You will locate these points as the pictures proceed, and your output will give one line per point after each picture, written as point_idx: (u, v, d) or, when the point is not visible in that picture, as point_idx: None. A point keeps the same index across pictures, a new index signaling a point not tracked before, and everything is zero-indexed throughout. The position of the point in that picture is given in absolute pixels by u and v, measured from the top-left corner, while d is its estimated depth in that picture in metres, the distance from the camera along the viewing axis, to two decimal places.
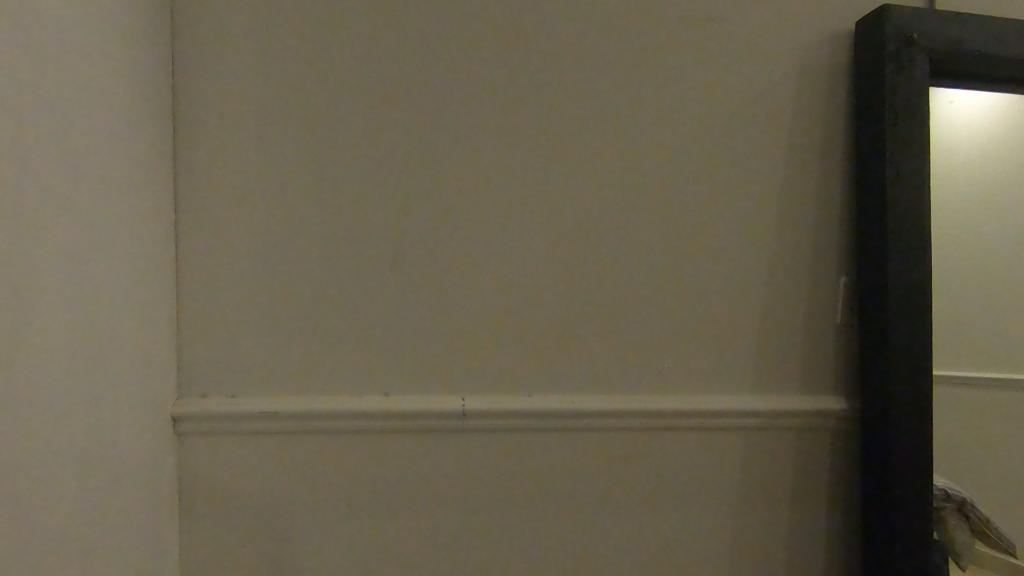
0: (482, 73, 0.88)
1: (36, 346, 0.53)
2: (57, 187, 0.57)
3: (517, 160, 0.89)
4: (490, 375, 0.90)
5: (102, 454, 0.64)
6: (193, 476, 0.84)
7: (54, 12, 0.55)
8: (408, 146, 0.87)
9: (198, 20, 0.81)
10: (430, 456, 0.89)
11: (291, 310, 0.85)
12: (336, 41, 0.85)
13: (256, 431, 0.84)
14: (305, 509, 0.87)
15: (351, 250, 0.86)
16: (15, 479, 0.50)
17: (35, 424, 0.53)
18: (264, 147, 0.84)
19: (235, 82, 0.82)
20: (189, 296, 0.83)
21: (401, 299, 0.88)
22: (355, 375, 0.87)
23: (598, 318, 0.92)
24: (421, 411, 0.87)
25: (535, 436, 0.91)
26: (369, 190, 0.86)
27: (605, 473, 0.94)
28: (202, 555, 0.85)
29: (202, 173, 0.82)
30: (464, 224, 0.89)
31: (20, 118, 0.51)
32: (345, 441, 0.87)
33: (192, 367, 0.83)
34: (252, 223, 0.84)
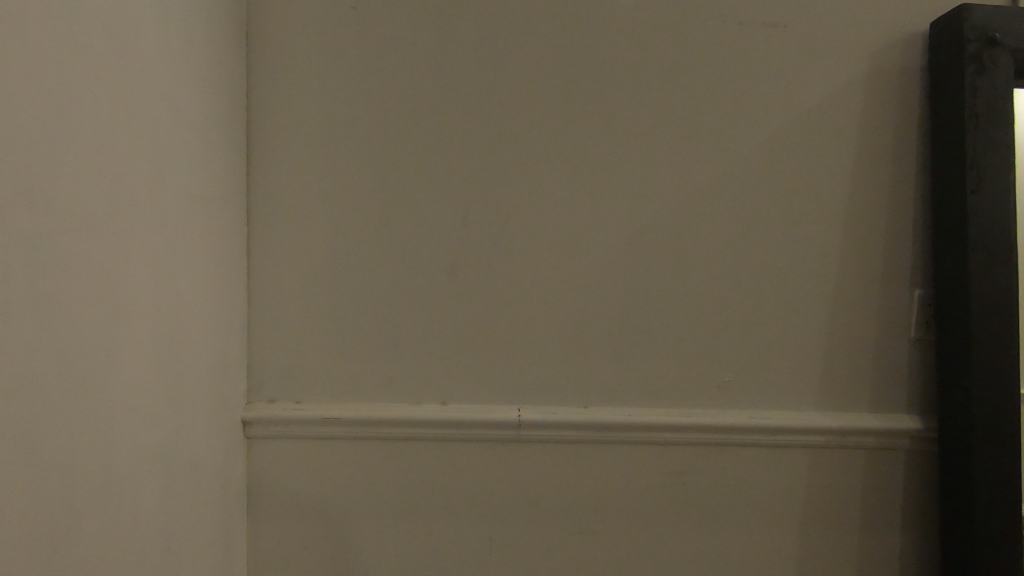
0: (543, 81, 0.86)
1: (120, 377, 0.57)
2: (145, 209, 0.60)
3: (577, 169, 0.88)
4: (546, 386, 0.89)
5: (179, 459, 0.68)
6: (260, 477, 0.87)
7: (143, 48, 0.59)
8: (466, 155, 0.86)
9: (269, 39, 0.84)
10: (485, 464, 0.89)
11: (352, 320, 0.87)
12: (398, 54, 0.85)
13: (318, 437, 0.86)
14: (363, 513, 0.89)
15: (409, 260, 0.87)
16: (106, 482, 0.54)
17: (119, 447, 0.56)
18: (328, 161, 0.85)
19: (301, 97, 0.84)
20: (258, 307, 0.86)
21: (458, 310, 0.88)
22: (414, 384, 0.88)
23: (657, 331, 0.90)
24: (477, 420, 0.87)
25: (592, 448, 0.90)
26: (427, 202, 0.86)
27: (662, 489, 0.92)
28: (269, 552, 0.89)
29: (271, 190, 0.85)
30: (522, 234, 0.88)
31: (111, 148, 0.55)
32: (401, 448, 0.88)
33: (261, 373, 0.87)
34: (316, 232, 0.86)
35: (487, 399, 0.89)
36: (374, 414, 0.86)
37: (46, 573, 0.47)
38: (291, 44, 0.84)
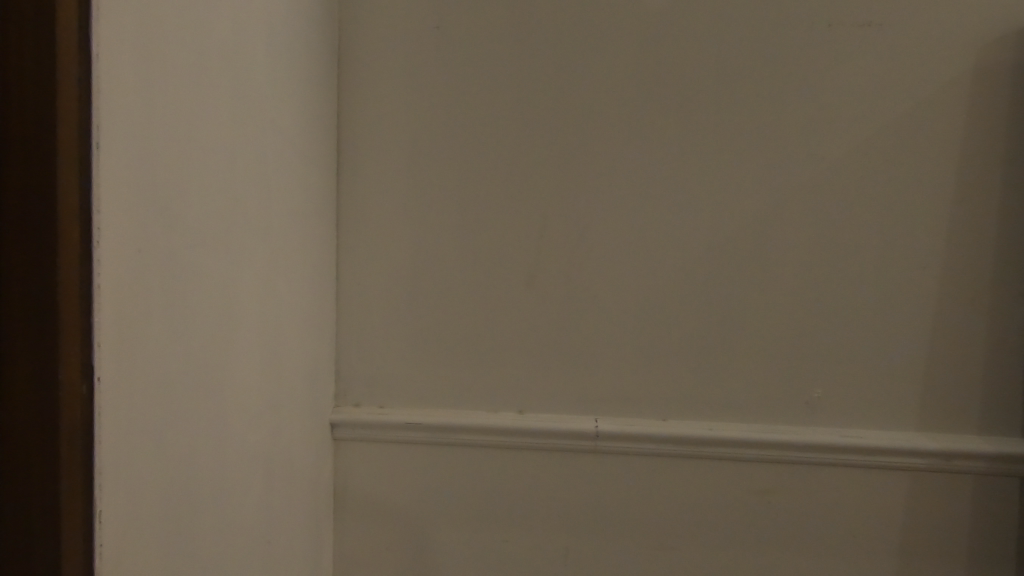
0: (622, 92, 0.86)
1: (232, 381, 0.61)
2: (253, 225, 0.65)
3: (656, 179, 0.87)
4: (624, 397, 0.89)
5: (279, 458, 0.73)
6: (346, 479, 0.91)
7: (254, 77, 0.64)
8: (544, 167, 0.87)
9: (358, 62, 0.88)
10: (561, 474, 0.89)
11: (433, 329, 0.90)
12: (480, 70, 0.87)
13: (400, 441, 0.89)
14: (441, 517, 0.91)
15: (487, 270, 0.88)
16: (220, 477, 0.59)
17: (230, 446, 0.61)
18: (411, 175, 0.89)
19: (388, 115, 0.88)
20: (347, 315, 0.91)
21: (537, 321, 0.89)
22: (492, 392, 0.90)
23: (740, 343, 0.88)
24: (554, 430, 0.87)
25: (671, 462, 0.88)
26: (505, 213, 0.88)
27: (745, 507, 0.88)
28: (353, 549, 0.93)
29: (359, 205, 0.90)
30: (599, 245, 0.88)
31: (228, 171, 0.60)
32: (479, 455, 0.89)
33: (348, 378, 0.91)
34: (399, 244, 0.89)
35: (565, 409, 0.89)
36: (456, 420, 0.88)
37: (172, 560, 0.52)
38: (379, 65, 0.88)
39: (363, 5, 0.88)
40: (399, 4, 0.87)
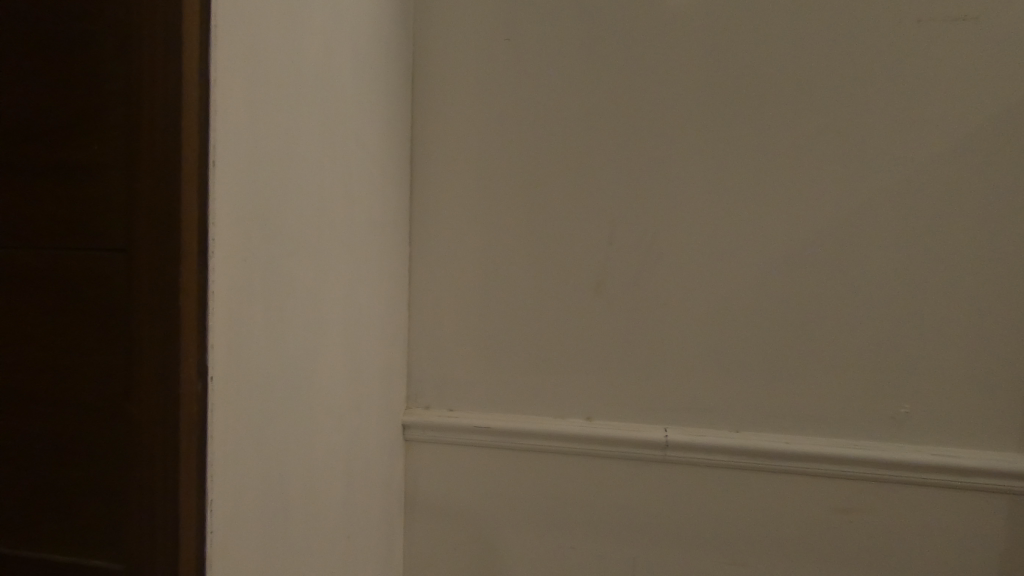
0: (694, 97, 0.85)
1: (320, 382, 0.65)
2: (340, 235, 0.69)
3: (729, 185, 0.85)
4: (694, 407, 0.87)
5: (358, 456, 0.76)
6: (416, 480, 0.94)
7: (341, 95, 0.68)
8: (614, 174, 0.87)
9: (432, 76, 0.91)
10: (629, 483, 0.88)
11: (502, 334, 0.91)
12: (550, 79, 0.88)
13: (469, 444, 0.91)
14: (508, 520, 0.92)
15: (555, 277, 0.89)
16: (308, 473, 0.63)
17: (317, 443, 0.64)
18: (482, 184, 0.91)
19: (459, 127, 0.91)
20: (419, 320, 0.94)
21: (606, 327, 0.89)
22: (560, 398, 0.90)
23: (817, 354, 0.84)
24: (622, 438, 0.87)
25: (745, 474, 0.86)
26: (574, 221, 0.88)
27: (824, 525, 0.85)
28: (423, 547, 0.95)
29: (432, 214, 0.92)
30: (669, 252, 0.87)
31: (319, 185, 0.63)
32: (546, 460, 0.90)
33: (419, 381, 0.94)
34: (469, 251, 0.91)
35: (633, 417, 0.89)
36: (524, 425, 0.89)
37: (268, 549, 0.55)
38: (452, 77, 0.91)
39: (437, 21, 0.91)
40: (472, 18, 0.90)
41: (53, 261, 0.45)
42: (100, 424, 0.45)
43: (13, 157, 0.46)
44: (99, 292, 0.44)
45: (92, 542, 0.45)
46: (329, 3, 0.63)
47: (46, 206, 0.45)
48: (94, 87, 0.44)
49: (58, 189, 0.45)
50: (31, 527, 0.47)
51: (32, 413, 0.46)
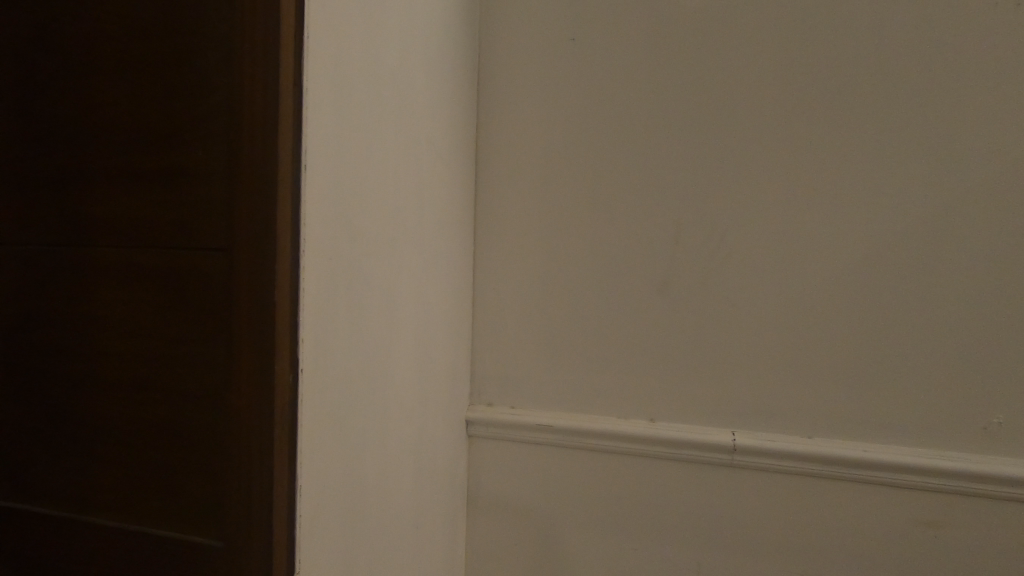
0: (765, 92, 0.83)
1: (394, 376, 0.67)
2: (412, 234, 0.72)
3: (802, 182, 0.82)
4: (763, 410, 0.85)
5: (427, 449, 0.78)
6: (479, 476, 0.96)
7: (415, 100, 0.70)
8: (680, 172, 0.86)
9: (497, 77, 0.93)
10: (693, 486, 0.87)
11: (565, 333, 0.92)
12: (615, 78, 0.88)
13: (531, 441, 0.92)
14: (569, 518, 0.92)
15: (618, 277, 0.89)
16: (383, 463, 0.65)
17: (390, 435, 0.67)
18: (546, 183, 0.91)
19: (524, 127, 0.92)
20: (483, 318, 0.95)
21: (670, 328, 0.88)
22: (623, 398, 0.90)
23: (897, 358, 0.81)
24: (687, 440, 0.86)
25: (817, 482, 0.83)
26: (639, 220, 0.88)
27: (903, 538, 0.81)
28: (484, 542, 0.97)
29: (496, 214, 0.94)
30: (737, 251, 0.85)
31: (395, 186, 0.66)
32: (609, 460, 0.90)
33: (482, 378, 0.96)
34: (532, 250, 0.92)
35: (699, 419, 0.87)
36: (587, 425, 0.89)
37: (347, 534, 0.58)
38: (517, 79, 0.92)
39: (502, 24, 0.92)
40: (537, 20, 0.91)
41: (159, 258, 0.48)
42: (198, 413, 0.48)
43: (123, 162, 0.49)
44: (201, 286, 0.47)
45: (192, 520, 0.48)
46: (406, 11, 0.66)
47: (152, 209, 0.48)
48: (198, 94, 0.47)
49: (164, 191, 0.48)
50: (136, 507, 0.50)
51: (137, 400, 0.50)
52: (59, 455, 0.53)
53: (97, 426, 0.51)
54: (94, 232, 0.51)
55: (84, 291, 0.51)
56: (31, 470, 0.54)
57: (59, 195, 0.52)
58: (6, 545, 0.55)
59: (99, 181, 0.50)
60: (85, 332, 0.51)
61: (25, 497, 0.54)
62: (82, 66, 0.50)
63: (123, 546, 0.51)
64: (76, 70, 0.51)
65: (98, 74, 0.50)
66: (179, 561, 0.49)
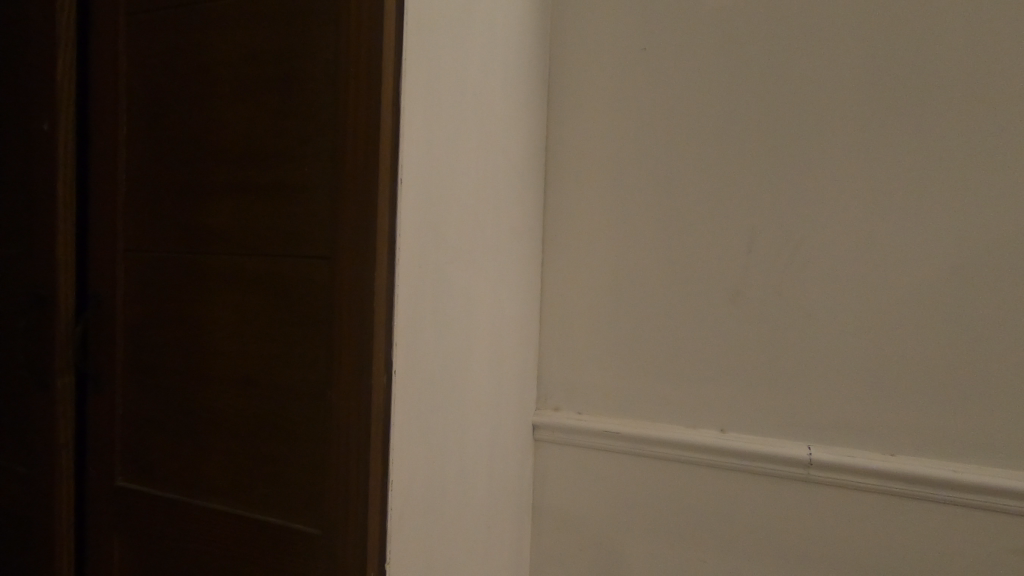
0: (844, 99, 0.81)
1: (471, 380, 0.70)
2: (489, 243, 0.74)
3: (884, 190, 0.80)
4: (840, 425, 0.83)
5: (499, 451, 0.80)
6: (544, 479, 0.97)
7: (494, 113, 0.73)
8: (754, 180, 0.85)
9: (568, 87, 0.95)
10: (765, 500, 0.86)
11: (633, 341, 0.92)
12: (687, 87, 0.88)
13: (598, 448, 0.93)
14: (634, 526, 0.92)
15: (688, 286, 0.89)
16: (460, 464, 0.68)
17: (467, 436, 0.69)
18: (615, 192, 0.92)
19: (594, 137, 0.93)
20: (550, 324, 0.97)
21: (742, 338, 0.86)
22: (691, 407, 0.89)
23: (990, 375, 0.77)
24: (759, 452, 0.84)
25: (899, 502, 0.80)
26: (710, 228, 0.87)
27: (995, 565, 0.76)
28: (548, 546, 0.98)
29: (564, 222, 0.95)
30: (812, 261, 0.83)
31: (475, 197, 0.69)
32: (677, 470, 0.89)
33: (549, 384, 0.97)
34: (601, 258, 0.93)
35: (771, 431, 0.86)
36: (655, 433, 0.89)
37: (429, 530, 0.60)
38: (587, 90, 0.94)
39: (573, 36, 0.94)
40: (609, 32, 0.92)
41: (267, 265, 0.53)
42: (301, 409, 0.51)
43: (238, 177, 0.54)
44: (304, 292, 0.51)
45: (293, 508, 0.52)
46: (486, 30, 0.69)
47: (264, 221, 0.53)
48: (304, 114, 0.51)
49: (272, 204, 0.52)
50: (242, 494, 0.54)
51: (246, 396, 0.54)
52: (173, 444, 0.58)
53: (208, 418, 0.56)
54: (209, 240, 0.55)
55: (200, 295, 0.56)
56: (148, 456, 0.59)
57: (179, 208, 0.57)
58: (123, 525, 0.60)
59: (216, 194, 0.55)
60: (199, 332, 0.56)
61: (141, 480, 0.60)
62: (203, 92, 0.55)
63: (227, 530, 0.55)
64: (198, 95, 0.56)
65: (217, 98, 0.55)
66: (279, 546, 0.52)
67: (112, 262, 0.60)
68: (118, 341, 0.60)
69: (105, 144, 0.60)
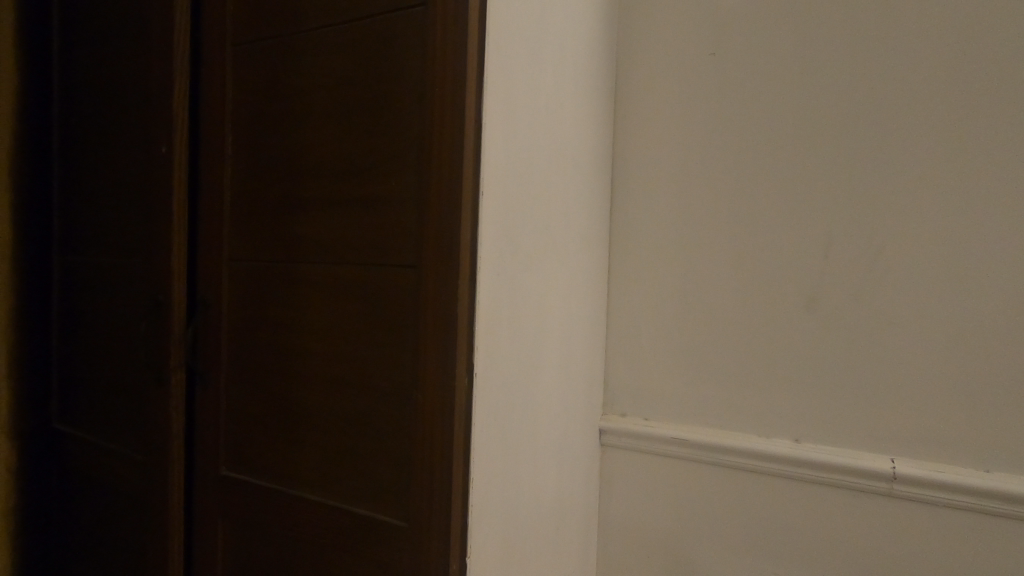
0: (929, 96, 0.78)
1: (543, 383, 0.72)
2: (561, 250, 0.76)
3: (974, 192, 0.76)
4: (927, 439, 0.79)
5: (568, 454, 0.81)
6: (611, 484, 0.97)
7: (565, 123, 0.75)
8: (830, 184, 0.83)
9: (635, 95, 0.95)
10: (844, 513, 0.83)
11: (703, 347, 0.91)
12: (758, 89, 0.87)
13: (666, 455, 0.93)
14: (704, 534, 0.91)
15: (760, 292, 0.87)
16: (533, 464, 0.70)
17: (539, 438, 0.71)
18: (683, 197, 0.92)
19: (662, 143, 0.94)
20: (617, 330, 0.98)
21: (818, 346, 0.84)
22: (764, 416, 0.88)
23: None
24: (838, 464, 0.82)
25: (995, 521, 0.75)
26: (783, 233, 0.86)
27: None
28: (615, 552, 0.98)
29: (631, 228, 0.96)
30: (895, 266, 0.80)
31: (548, 205, 0.71)
32: (750, 479, 0.88)
33: (615, 389, 0.98)
34: (669, 263, 0.93)
35: (850, 443, 0.83)
36: (726, 441, 0.88)
37: (505, 527, 0.63)
38: (655, 96, 0.94)
39: (640, 44, 0.95)
40: (678, 38, 0.92)
41: (359, 272, 0.57)
42: (390, 409, 0.55)
43: (332, 192, 0.58)
44: (391, 298, 0.55)
45: (381, 500, 0.56)
46: (558, 42, 0.71)
47: (355, 232, 0.57)
48: (393, 132, 0.54)
49: (364, 216, 0.56)
50: (335, 486, 0.59)
51: (338, 393, 0.58)
52: (272, 438, 0.63)
53: (304, 414, 0.61)
54: (305, 250, 0.60)
55: (297, 300, 0.61)
56: (248, 448, 0.65)
57: (278, 220, 0.62)
58: (227, 511, 0.66)
59: (313, 208, 0.60)
60: (296, 334, 0.61)
61: (243, 470, 0.65)
62: (301, 113, 0.60)
63: (321, 519, 0.59)
64: (296, 115, 0.61)
65: (313, 119, 0.60)
66: (369, 535, 0.56)
67: (219, 270, 0.66)
68: (223, 342, 0.66)
69: (213, 165, 0.66)
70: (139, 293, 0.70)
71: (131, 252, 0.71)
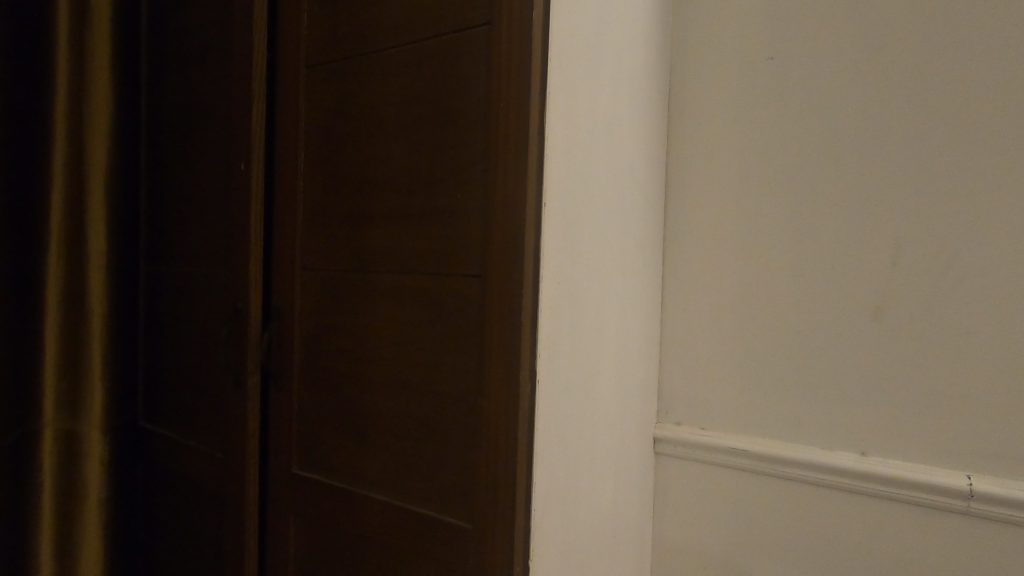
0: (1008, 95, 0.74)
1: (600, 390, 0.72)
2: (618, 257, 0.76)
3: None
4: (1006, 455, 0.75)
5: (624, 461, 0.81)
6: (666, 493, 0.96)
7: (622, 132, 0.75)
8: (897, 188, 0.80)
9: (691, 101, 0.95)
10: (914, 530, 0.79)
11: (761, 356, 0.90)
12: (820, 92, 0.85)
13: (723, 464, 0.92)
14: (764, 546, 0.89)
15: (822, 300, 0.85)
16: (590, 470, 0.70)
17: (596, 444, 0.72)
18: (740, 203, 0.91)
19: (718, 149, 0.93)
20: (672, 337, 0.97)
21: (885, 355, 0.81)
22: (826, 427, 0.85)
23: None
24: (908, 479, 0.79)
25: None
26: (847, 239, 0.83)
27: None
28: (670, 561, 0.96)
29: (687, 235, 0.95)
30: (969, 273, 0.76)
31: (605, 213, 0.71)
32: (812, 491, 0.85)
33: (669, 397, 0.97)
34: (726, 270, 0.92)
35: (922, 457, 0.79)
36: (787, 453, 0.86)
37: (564, 531, 0.63)
38: (712, 101, 0.93)
39: (696, 49, 0.95)
40: (735, 42, 0.91)
41: (425, 282, 0.59)
42: (455, 413, 0.57)
43: (399, 204, 0.61)
44: (456, 307, 0.57)
45: (446, 502, 0.58)
46: (615, 51, 0.72)
47: (421, 242, 0.59)
48: (459, 147, 0.57)
49: (430, 227, 0.59)
50: (401, 486, 0.61)
51: (405, 397, 0.61)
52: (341, 438, 0.66)
53: (372, 417, 0.63)
54: (374, 260, 0.63)
55: (365, 308, 0.64)
56: (319, 448, 0.68)
57: (347, 231, 0.65)
58: (298, 507, 0.69)
59: (381, 219, 0.62)
60: (364, 340, 0.64)
61: (313, 469, 0.68)
62: (370, 129, 0.63)
63: (388, 517, 0.61)
64: (365, 132, 0.64)
65: (381, 135, 0.63)
66: (434, 535, 0.58)
67: (292, 279, 0.70)
68: (296, 347, 0.70)
69: (286, 180, 0.70)
70: (219, 299, 0.75)
71: (212, 261, 0.76)
